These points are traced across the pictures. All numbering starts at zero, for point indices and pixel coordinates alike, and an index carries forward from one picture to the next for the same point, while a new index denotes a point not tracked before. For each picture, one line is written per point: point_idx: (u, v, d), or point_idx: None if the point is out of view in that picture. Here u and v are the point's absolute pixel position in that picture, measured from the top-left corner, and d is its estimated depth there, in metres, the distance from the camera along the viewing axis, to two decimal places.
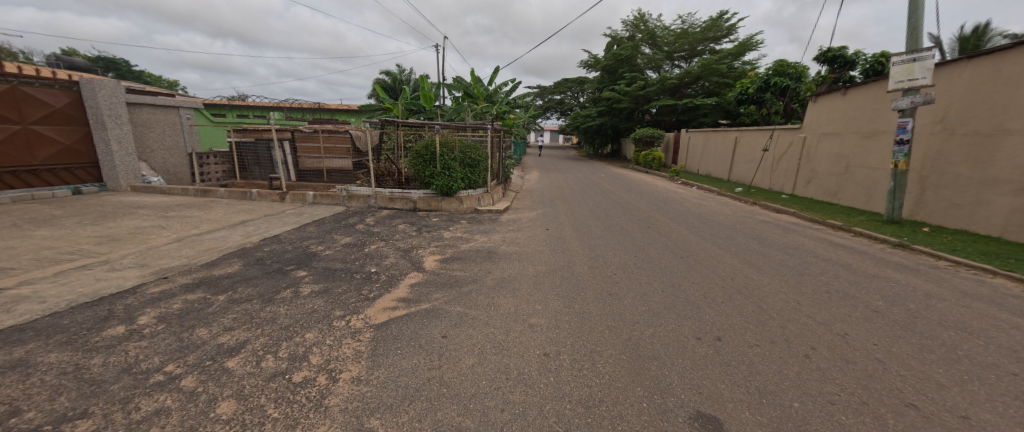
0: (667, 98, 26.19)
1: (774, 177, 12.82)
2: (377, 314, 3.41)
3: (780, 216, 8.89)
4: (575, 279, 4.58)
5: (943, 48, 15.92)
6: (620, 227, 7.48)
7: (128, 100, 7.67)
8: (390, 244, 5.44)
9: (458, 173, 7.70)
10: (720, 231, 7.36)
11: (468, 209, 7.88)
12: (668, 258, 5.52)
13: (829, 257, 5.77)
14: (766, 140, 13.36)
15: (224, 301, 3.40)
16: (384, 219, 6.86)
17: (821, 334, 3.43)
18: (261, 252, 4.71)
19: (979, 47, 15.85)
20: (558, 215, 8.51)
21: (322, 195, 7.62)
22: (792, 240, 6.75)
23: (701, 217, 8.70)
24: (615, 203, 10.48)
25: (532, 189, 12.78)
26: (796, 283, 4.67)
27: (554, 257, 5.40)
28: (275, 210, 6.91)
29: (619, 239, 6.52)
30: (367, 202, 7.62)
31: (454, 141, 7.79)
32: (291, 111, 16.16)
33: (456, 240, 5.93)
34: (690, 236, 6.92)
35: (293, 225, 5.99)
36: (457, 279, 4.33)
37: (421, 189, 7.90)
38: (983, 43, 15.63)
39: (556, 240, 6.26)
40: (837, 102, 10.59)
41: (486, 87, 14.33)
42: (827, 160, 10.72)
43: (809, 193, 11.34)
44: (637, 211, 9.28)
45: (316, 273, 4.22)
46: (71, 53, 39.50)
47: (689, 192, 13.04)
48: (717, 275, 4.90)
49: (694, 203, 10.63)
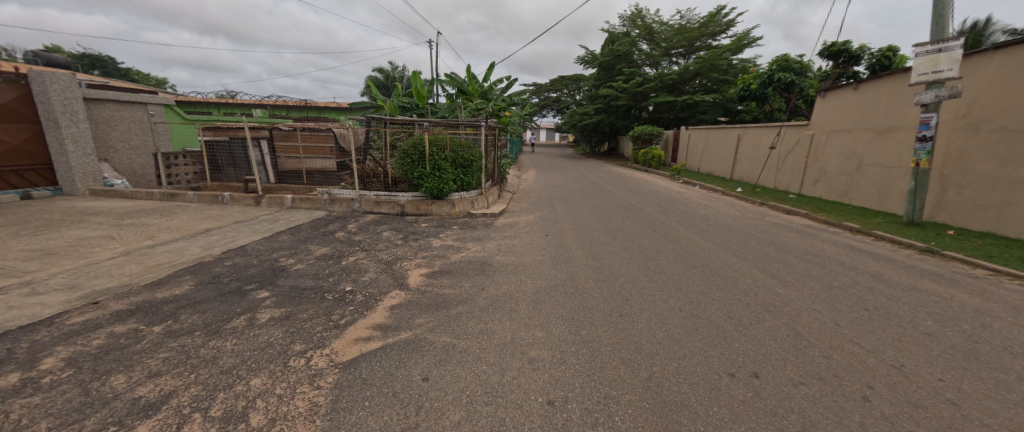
0: (666, 94, 25.70)
1: (780, 175, 12.33)
2: (345, 347, 2.82)
3: (792, 218, 8.39)
4: (579, 297, 4.01)
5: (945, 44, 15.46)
6: (625, 232, 6.91)
7: (85, 95, 7.00)
8: (371, 255, 4.85)
9: (449, 174, 7.12)
10: (734, 236, 6.82)
11: (461, 214, 7.32)
12: (681, 269, 4.98)
13: (857, 266, 5.25)
14: (772, 138, 12.87)
15: (158, 335, 2.80)
16: (368, 225, 6.26)
17: (875, 367, 2.90)
18: (218, 268, 4.09)
19: (980, 43, 15.41)
20: (557, 218, 7.94)
21: (301, 198, 7.00)
22: (811, 246, 6.23)
23: (710, 220, 8.16)
24: (616, 204, 9.94)
25: (529, 190, 12.19)
26: (829, 299, 4.13)
27: (555, 269, 4.82)
28: (247, 216, 6.28)
29: (624, 246, 5.98)
30: (350, 206, 7.01)
31: (445, 139, 7.18)
32: (276, 109, 15.41)
33: (446, 249, 5.34)
34: (702, 242, 6.38)
35: (264, 233, 5.37)
36: (446, 299, 3.75)
37: (410, 191, 7.31)
38: (984, 39, 15.20)
39: (556, 248, 5.70)
40: (847, 98, 10.11)
41: (480, 84, 13.70)
42: (837, 158, 10.24)
43: (817, 193, 10.87)
44: (641, 213, 8.73)
45: (279, 293, 3.61)
46: (54, 49, 38.28)
47: (692, 192, 12.51)
48: (738, 290, 4.36)
49: (699, 204, 10.11)
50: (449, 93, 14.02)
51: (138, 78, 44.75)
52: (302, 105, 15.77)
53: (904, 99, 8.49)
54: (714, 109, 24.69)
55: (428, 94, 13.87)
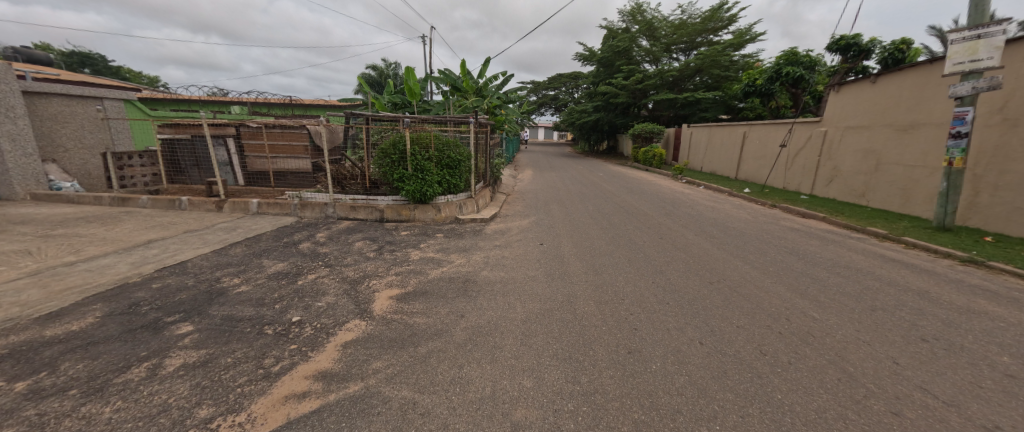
0: (667, 91, 25.03)
1: (790, 175, 11.68)
2: (266, 412, 2.12)
3: (809, 222, 7.73)
4: (579, 326, 3.32)
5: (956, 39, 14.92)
6: (629, 240, 6.22)
7: (27, 88, 6.28)
8: (335, 272, 4.14)
9: (433, 175, 6.42)
10: (749, 244, 6.14)
11: (447, 219, 6.62)
12: (697, 287, 4.30)
13: (897, 280, 4.56)
14: (780, 135, 12.22)
15: (14, 398, 2.09)
16: (340, 233, 5.56)
17: (966, 430, 2.20)
18: (142, 292, 3.39)
19: None
20: (553, 224, 7.24)
21: (268, 203, 6.29)
22: (838, 256, 5.55)
23: (721, 225, 7.48)
24: (617, 206, 9.27)
25: (525, 191, 11.48)
26: (878, 326, 3.44)
27: (550, 288, 4.14)
28: (203, 223, 5.57)
29: (629, 258, 5.29)
30: (323, 211, 6.30)
31: (428, 137, 6.44)
32: (256, 107, 14.57)
33: (425, 263, 4.63)
34: (717, 252, 5.70)
35: (215, 245, 4.67)
36: (414, 331, 3.07)
37: (390, 194, 6.58)
38: None
39: (552, 261, 5.02)
40: (864, 91, 9.46)
41: (474, 80, 12.99)
42: (853, 157, 9.59)
43: (831, 193, 10.23)
44: (645, 217, 8.07)
45: (206, 327, 2.91)
46: (42, 47, 37.22)
47: (697, 192, 11.84)
48: (767, 313, 3.67)
49: (706, 207, 9.43)
50: (441, 89, 13.27)
51: (130, 76, 43.74)
52: (285, 102, 14.93)
53: (930, 91, 7.84)
54: (716, 107, 23.99)
55: (419, 90, 13.13)
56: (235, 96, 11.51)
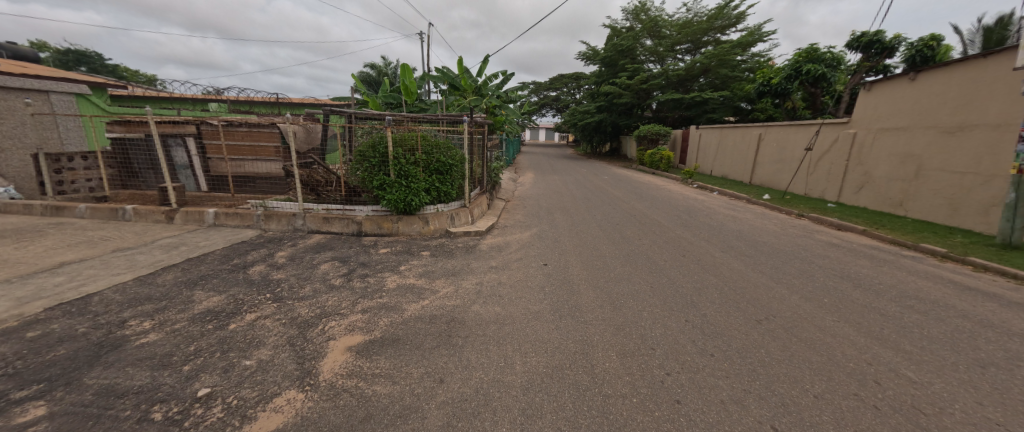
0: (673, 92, 24.15)
1: (813, 180, 10.78)
2: None
3: (848, 236, 6.81)
4: (601, 397, 2.41)
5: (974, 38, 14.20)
6: (646, 259, 5.34)
7: None
8: (284, 309, 3.24)
9: (420, 182, 5.54)
10: (789, 265, 5.24)
11: (436, 232, 5.75)
12: (744, 329, 3.39)
13: (991, 320, 3.65)
14: (802, 138, 11.30)
15: None
16: (306, 252, 4.66)
17: None
18: (4, 347, 2.48)
19: (1004, 39, 14.26)
20: (558, 237, 6.34)
21: (227, 214, 5.39)
22: (900, 282, 4.63)
23: (749, 239, 6.57)
24: (627, 215, 8.39)
25: (526, 197, 10.58)
26: (1011, 400, 2.51)
27: (558, 332, 3.23)
28: (143, 239, 4.68)
29: (652, 285, 4.39)
30: (291, 223, 5.40)
31: (414, 138, 5.53)
32: (239, 105, 13.62)
33: (402, 295, 3.72)
34: (756, 277, 4.79)
35: (143, 269, 3.78)
36: (369, 412, 2.16)
37: (370, 204, 5.66)
38: (1009, 33, 14.11)
39: (559, 290, 4.11)
40: (900, 89, 8.60)
41: (474, 78, 12.15)
42: (888, 162, 8.70)
43: (861, 201, 9.34)
44: (660, 229, 7.19)
45: (64, 411, 2.01)
46: (35, 43, 36.21)
47: (712, 199, 10.92)
48: (849, 374, 2.76)
49: (726, 216, 8.53)
50: (438, 88, 12.43)
51: (127, 75, 42.77)
52: (271, 100, 14.02)
53: (984, 89, 6.98)
54: (724, 108, 23.08)
55: (416, 89, 12.34)
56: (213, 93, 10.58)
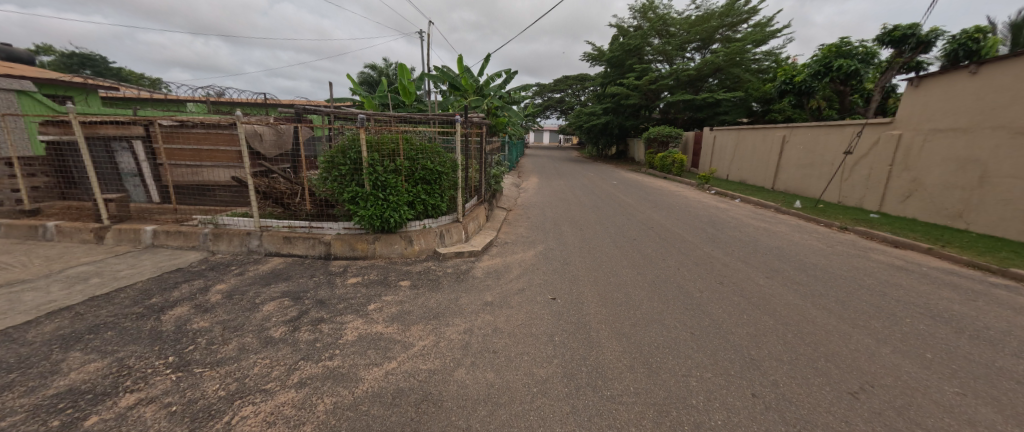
0: (683, 92, 23.11)
1: (849, 186, 9.73)
2: None
3: (911, 257, 5.77)
4: None
5: (1014, 31, 13.06)
6: (676, 289, 4.37)
7: None
8: (186, 384, 2.27)
9: (401, 194, 4.58)
10: (856, 299, 4.21)
11: (422, 254, 4.81)
12: (840, 412, 2.39)
13: None
14: (837, 140, 10.22)
15: None
16: (254, 283, 3.70)
17: None
18: None
19: None
20: (567, 258, 5.36)
21: (169, 232, 4.45)
22: (1015, 327, 3.59)
23: (795, 261, 5.54)
24: (644, 228, 7.42)
25: (529, 205, 9.62)
26: None
27: (577, 420, 2.24)
28: (52, 266, 3.75)
29: (694, 332, 3.37)
30: (244, 244, 4.45)
31: (396, 141, 4.58)
32: (223, 106, 12.74)
33: (362, 353, 2.74)
34: (824, 317, 3.75)
35: (18, 317, 2.83)
36: None
37: (343, 221, 4.70)
38: None
39: (573, 341, 3.12)
40: (958, 85, 7.60)
41: (474, 77, 11.23)
42: (942, 167, 7.67)
43: (909, 211, 8.29)
44: (686, 246, 6.20)
45: None
46: (39, 47, 35.89)
47: (737, 208, 9.86)
48: None
49: (757, 229, 7.51)
50: (437, 88, 11.54)
51: (129, 77, 42.18)
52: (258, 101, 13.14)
53: None
54: (737, 109, 21.97)
55: (413, 89, 11.45)
56: (208, 96, 9.85)
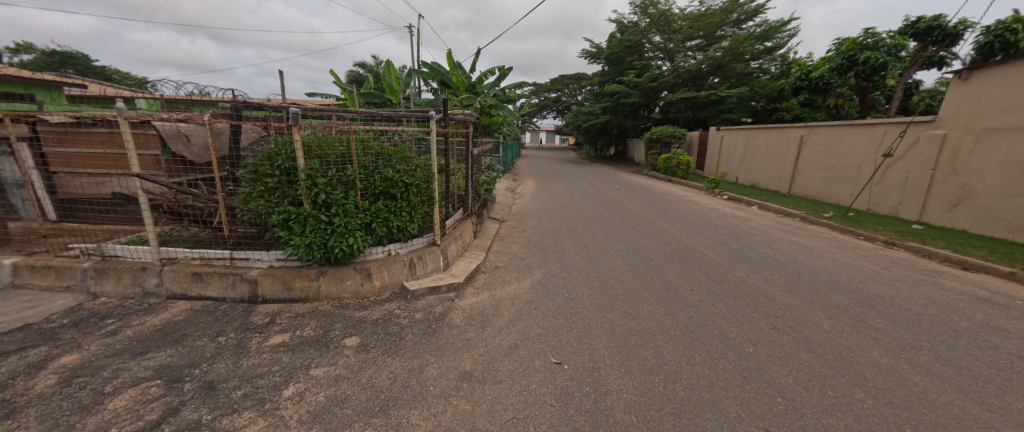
0: (686, 90, 22.11)
1: (883, 191, 8.68)
2: None
3: (993, 285, 4.70)
4: None
5: None
6: (722, 341, 3.26)
7: None
8: None
9: (352, 214, 3.41)
10: (968, 357, 3.11)
11: (383, 291, 3.68)
12: None
13: None
14: (867, 140, 9.16)
15: None
16: (123, 349, 2.55)
17: None
18: None
19: None
20: (574, 289, 4.26)
21: (35, 266, 3.29)
22: None
23: (854, 292, 4.45)
24: (660, 243, 6.34)
25: (525, 214, 8.53)
26: None
27: None
28: None
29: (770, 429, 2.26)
30: (136, 282, 3.29)
31: (344, 144, 3.43)
32: None
33: None
34: (942, 394, 2.64)
35: None
36: None
37: (276, 251, 3.52)
38: None
39: None
40: (1017, 77, 6.58)
41: (465, 73, 10.11)
42: (1000, 171, 6.65)
43: (957, 221, 7.26)
44: (716, 270, 5.10)
45: None
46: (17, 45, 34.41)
47: (756, 217, 8.79)
48: None
49: (790, 244, 6.43)
50: (426, 85, 10.42)
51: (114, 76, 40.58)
52: None
53: None
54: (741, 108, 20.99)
55: (400, 87, 10.34)
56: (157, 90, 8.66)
